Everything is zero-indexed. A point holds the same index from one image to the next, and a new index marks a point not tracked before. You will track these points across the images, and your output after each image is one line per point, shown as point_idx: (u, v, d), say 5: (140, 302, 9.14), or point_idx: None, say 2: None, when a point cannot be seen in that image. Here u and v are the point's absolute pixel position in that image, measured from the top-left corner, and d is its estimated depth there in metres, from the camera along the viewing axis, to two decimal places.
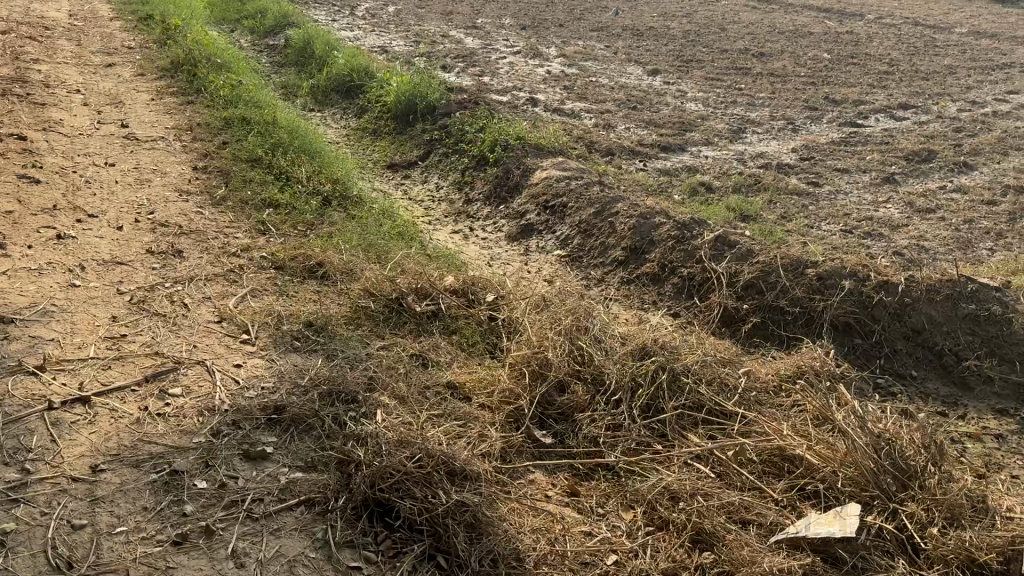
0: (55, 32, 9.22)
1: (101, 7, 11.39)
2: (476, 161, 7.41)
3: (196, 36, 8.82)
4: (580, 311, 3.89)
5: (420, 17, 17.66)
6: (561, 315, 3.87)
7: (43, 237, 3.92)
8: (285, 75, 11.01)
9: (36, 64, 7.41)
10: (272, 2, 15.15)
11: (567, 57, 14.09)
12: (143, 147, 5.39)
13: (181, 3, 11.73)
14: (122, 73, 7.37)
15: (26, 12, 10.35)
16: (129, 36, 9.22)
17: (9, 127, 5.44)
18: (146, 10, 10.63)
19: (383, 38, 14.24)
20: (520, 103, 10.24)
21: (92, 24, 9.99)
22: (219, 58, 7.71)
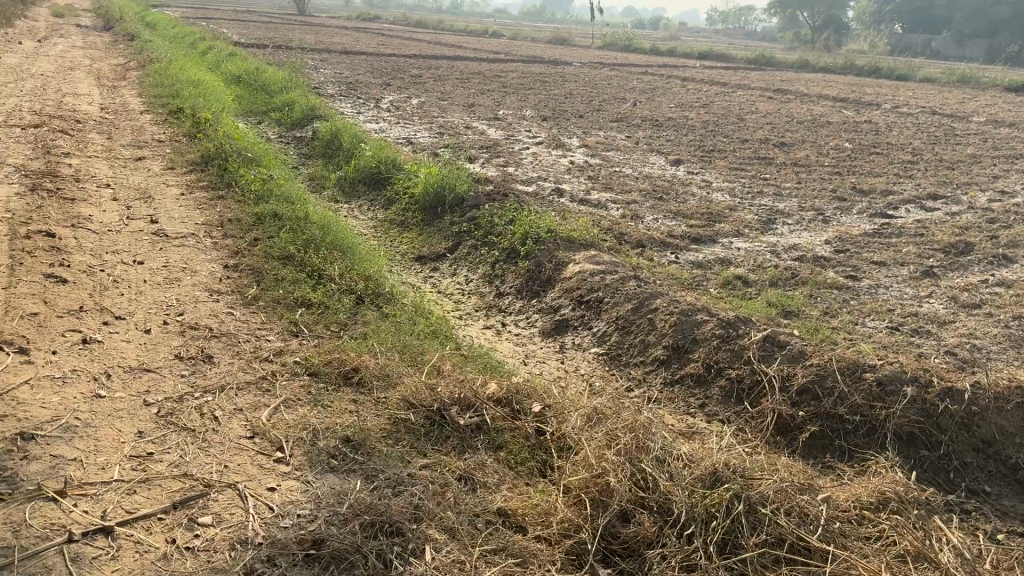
0: (88, 125, 9.34)
1: (134, 101, 11.60)
2: (506, 254, 7.16)
3: (226, 130, 8.90)
4: (642, 429, 3.64)
5: (443, 109, 17.94)
6: (618, 432, 3.61)
7: (69, 342, 3.77)
8: (311, 167, 11.08)
9: (68, 157, 7.46)
10: (300, 95, 15.49)
11: (590, 147, 14.15)
12: (172, 243, 5.30)
13: (212, 97, 11.96)
14: (152, 167, 7.38)
15: (61, 106, 10.54)
16: (161, 129, 9.33)
17: (38, 224, 5.37)
18: (178, 103, 10.82)
19: (408, 130, 14.43)
20: (546, 193, 10.15)
21: (125, 117, 10.14)
22: (250, 152, 7.74)
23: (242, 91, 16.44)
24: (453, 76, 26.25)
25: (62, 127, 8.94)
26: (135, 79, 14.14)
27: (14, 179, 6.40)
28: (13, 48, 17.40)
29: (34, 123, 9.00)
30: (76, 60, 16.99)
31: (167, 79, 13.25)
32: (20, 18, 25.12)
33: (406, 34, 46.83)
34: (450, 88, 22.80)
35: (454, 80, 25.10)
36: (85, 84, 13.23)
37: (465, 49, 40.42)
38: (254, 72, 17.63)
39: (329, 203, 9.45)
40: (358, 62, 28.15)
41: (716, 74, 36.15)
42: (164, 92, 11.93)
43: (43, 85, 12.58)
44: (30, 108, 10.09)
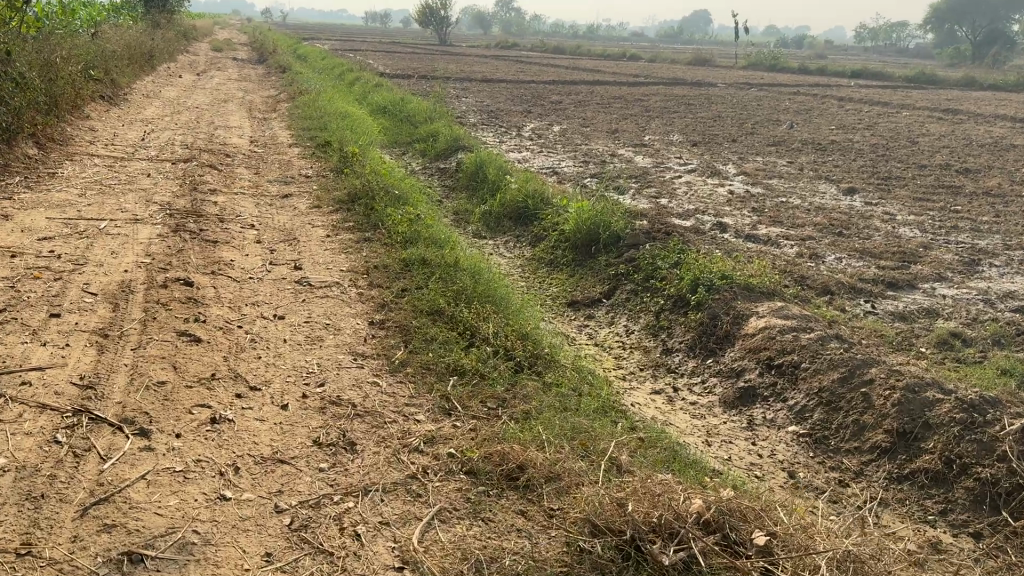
0: (237, 159, 9.26)
1: (282, 133, 11.59)
2: (673, 301, 6.26)
3: (373, 167, 8.57)
4: None
5: (587, 136, 17.30)
6: None
7: (195, 422, 3.28)
8: (455, 201, 10.65)
9: (215, 194, 7.26)
10: (444, 124, 15.29)
11: (749, 174, 13.08)
12: (315, 294, 4.82)
13: (359, 129, 11.82)
14: (297, 205, 7.06)
15: (212, 140, 10.60)
16: (307, 163, 9.11)
17: (178, 271, 5.04)
18: (326, 136, 10.69)
19: (553, 158, 13.85)
20: (708, 227, 9.23)
21: (272, 151, 10.04)
22: (397, 190, 7.31)
23: (388, 122, 16.46)
24: (594, 101, 25.62)
25: (211, 162, 8.87)
26: (284, 111, 14.30)
27: (160, 221, 6.21)
28: (175, 83, 18.15)
29: (186, 158, 8.99)
30: (231, 93, 17.49)
31: (315, 111, 13.28)
32: (185, 54, 26.49)
33: (545, 60, 46.74)
34: (592, 113, 22.16)
35: (595, 105, 24.46)
36: (237, 117, 13.44)
37: (605, 73, 39.79)
38: (399, 102, 17.67)
39: (474, 240, 8.92)
40: (499, 89, 28.02)
41: (874, 94, 33.82)
42: (312, 125, 11.88)
43: (199, 118, 12.84)
44: (183, 142, 10.18)
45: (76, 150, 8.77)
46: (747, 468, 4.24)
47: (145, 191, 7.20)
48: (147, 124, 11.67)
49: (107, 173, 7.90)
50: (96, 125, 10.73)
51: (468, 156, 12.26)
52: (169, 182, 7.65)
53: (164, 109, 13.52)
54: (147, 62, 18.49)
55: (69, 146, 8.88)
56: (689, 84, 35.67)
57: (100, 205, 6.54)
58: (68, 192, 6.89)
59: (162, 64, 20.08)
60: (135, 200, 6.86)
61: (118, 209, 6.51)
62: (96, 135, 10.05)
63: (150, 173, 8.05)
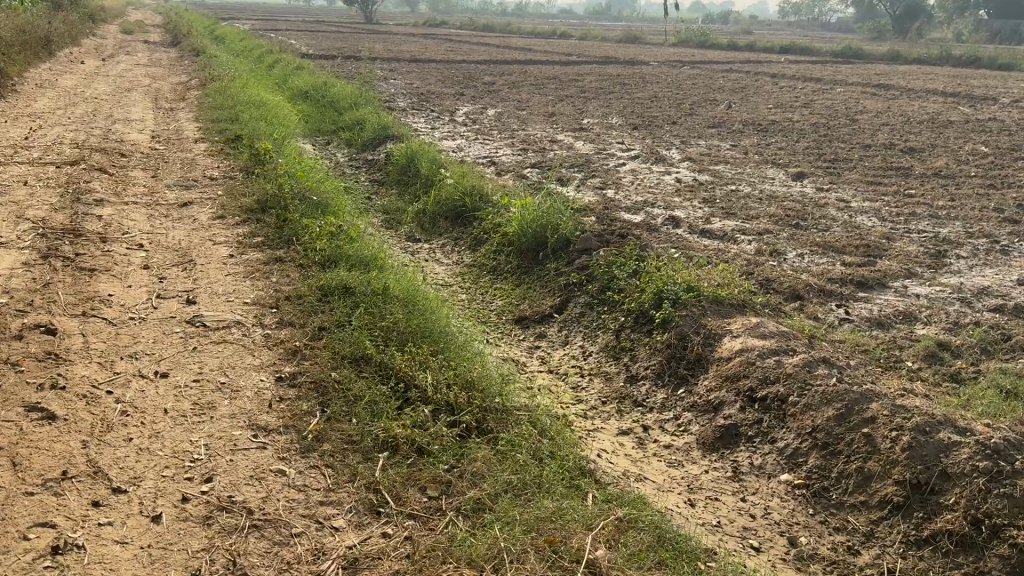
0: (135, 159, 8.21)
1: (189, 126, 10.49)
2: (635, 317, 5.54)
3: (289, 165, 7.63)
4: None
5: (523, 120, 16.51)
6: None
7: (30, 557, 2.43)
8: (383, 199, 9.74)
9: (100, 205, 6.25)
10: (371, 111, 14.29)
11: (694, 159, 12.48)
12: (210, 341, 3.94)
13: (278, 120, 10.81)
14: (199, 216, 6.11)
15: (109, 136, 9.47)
16: (215, 163, 8.11)
17: (39, 313, 4.10)
18: (240, 129, 9.67)
19: (489, 147, 13.03)
20: (660, 223, 8.57)
21: (177, 147, 8.99)
22: (318, 195, 6.42)
23: (310, 109, 15.37)
24: (528, 81, 24.80)
25: (102, 163, 7.80)
26: (194, 100, 13.11)
27: (28, 242, 5.20)
28: (75, 69, 16.66)
29: (73, 159, 7.90)
30: (136, 80, 16.12)
31: (228, 99, 12.17)
32: (90, 37, 24.67)
33: (476, 39, 45.66)
34: (526, 95, 21.35)
35: (528, 86, 23.65)
36: (141, 107, 12.23)
37: (538, 53, 38.96)
38: (322, 87, 16.55)
39: (406, 245, 8.08)
40: (428, 71, 26.95)
41: (805, 70, 33.79)
42: (225, 115, 10.81)
43: (97, 110, 11.60)
44: (74, 139, 9.04)
45: None
46: (740, 538, 3.58)
47: (17, 203, 6.15)
48: (34, 118, 10.42)
49: None
50: None
51: (398, 147, 11.35)
52: (48, 190, 6.60)
53: (57, 100, 12.21)
54: (42, 47, 16.93)
55: None
56: (623, 62, 35.13)
57: None
58: None
59: (60, 48, 18.46)
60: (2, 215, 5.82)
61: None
62: None
63: (27, 179, 6.96)
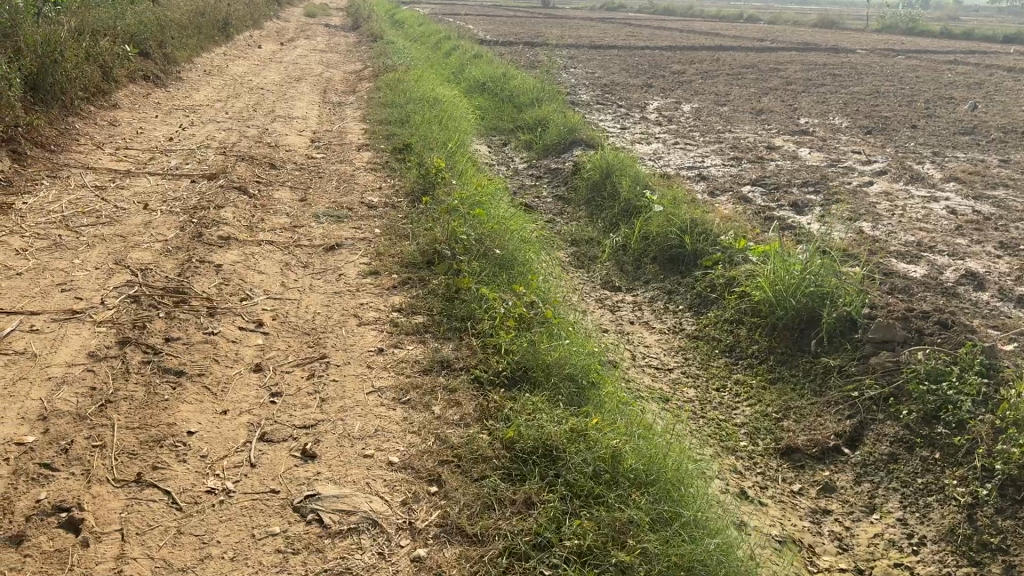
0: (285, 172, 6.84)
1: (354, 128, 9.12)
2: (1002, 488, 3.48)
3: (463, 190, 5.97)
4: None
5: (726, 119, 14.18)
6: None
7: None
8: (572, 224, 7.91)
9: (226, 246, 4.82)
10: (554, 108, 12.50)
11: (961, 179, 9.83)
12: (320, 571, 2.28)
13: (453, 121, 9.25)
14: (343, 272, 4.53)
15: (264, 138, 8.20)
16: (375, 183, 6.58)
17: (69, 475, 2.56)
18: (409, 136, 8.15)
19: (694, 154, 10.93)
20: (953, 281, 6.26)
21: (336, 156, 7.57)
22: (502, 244, 4.68)
23: (487, 104, 13.83)
24: (723, 71, 22.18)
25: (244, 178, 6.45)
26: (364, 94, 11.82)
27: (112, 310, 3.77)
28: (249, 55, 15.94)
29: (213, 171, 6.60)
30: (307, 68, 15.11)
31: (398, 95, 10.76)
32: (271, 19, 24.31)
33: (660, 23, 42.87)
34: (724, 87, 18.84)
35: (724, 77, 21.06)
36: (307, 101, 11.03)
37: (728, 39, 35.78)
38: (501, 78, 14.98)
39: (603, 295, 6.21)
40: (611, 58, 24.88)
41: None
42: (393, 115, 9.36)
43: (259, 103, 10.49)
44: (224, 142, 7.82)
45: (69, 161, 6.50)
46: None
47: (126, 239, 4.83)
48: (189, 113, 9.37)
49: (88, 200, 5.56)
50: (122, 118, 8.49)
51: (589, 157, 9.49)
52: (168, 219, 5.25)
53: (220, 91, 11.23)
54: (218, 30, 16.26)
55: (60, 155, 6.61)
56: (826, 48, 31.44)
57: (33, 272, 4.17)
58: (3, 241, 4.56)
59: (237, 31, 17.86)
60: (99, 258, 4.47)
61: (59, 280, 4.12)
62: (113, 133, 7.79)
63: (151, 200, 5.69)
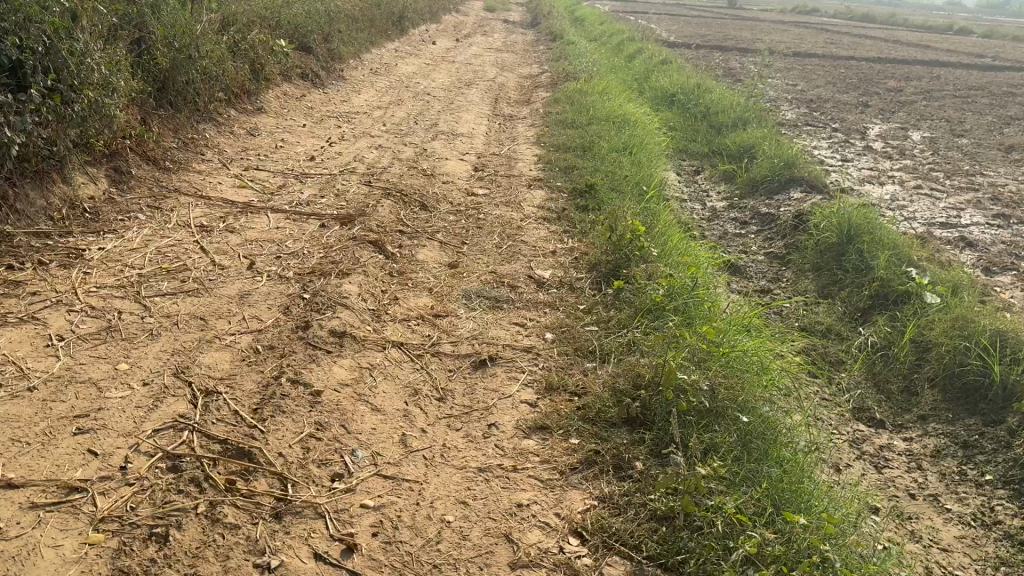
0: (435, 217, 5.43)
1: (525, 152, 7.63)
2: None
3: (670, 271, 4.25)
4: None
5: (973, 156, 11.58)
6: None
7: None
8: (798, 299, 6.00)
9: (336, 346, 3.39)
10: (762, 132, 10.49)
11: None
12: None
13: (647, 153, 7.56)
14: (494, 419, 2.97)
15: (419, 163, 6.88)
16: (548, 244, 5.01)
17: None
18: (594, 173, 6.54)
19: (944, 203, 8.69)
20: None
21: (501, 195, 6.10)
22: (748, 403, 2.98)
23: (678, 120, 11.99)
24: (949, 92, 19.13)
25: (383, 225, 5.07)
26: (539, 107, 10.35)
27: (127, 488, 2.39)
28: (421, 51, 14.91)
29: (348, 212, 5.27)
30: (480, 69, 13.86)
31: (580, 113, 9.17)
32: (450, 12, 23.46)
33: (866, 30, 38.97)
34: (956, 112, 15.96)
35: (952, 98, 18.09)
36: (474, 113, 9.69)
37: (945, 51, 31.80)
38: (696, 90, 13.06)
39: (856, 434, 4.35)
40: (812, 68, 22.24)
41: None
42: (574, 141, 7.78)
43: (421, 113, 9.25)
44: (370, 167, 6.55)
45: (181, 185, 5.38)
46: None
47: (207, 323, 3.51)
48: (343, 122, 8.22)
49: (183, 249, 4.34)
50: (265, 126, 7.43)
51: (815, 206, 7.52)
52: (271, 291, 3.91)
53: (381, 95, 10.11)
54: (391, 25, 15.35)
55: (174, 175, 5.51)
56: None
57: (53, 384, 2.87)
58: (44, 317, 3.35)
59: (412, 24, 16.94)
60: (157, 360, 3.14)
61: (85, 404, 2.79)
62: (249, 146, 6.70)
63: (260, 252, 4.40)
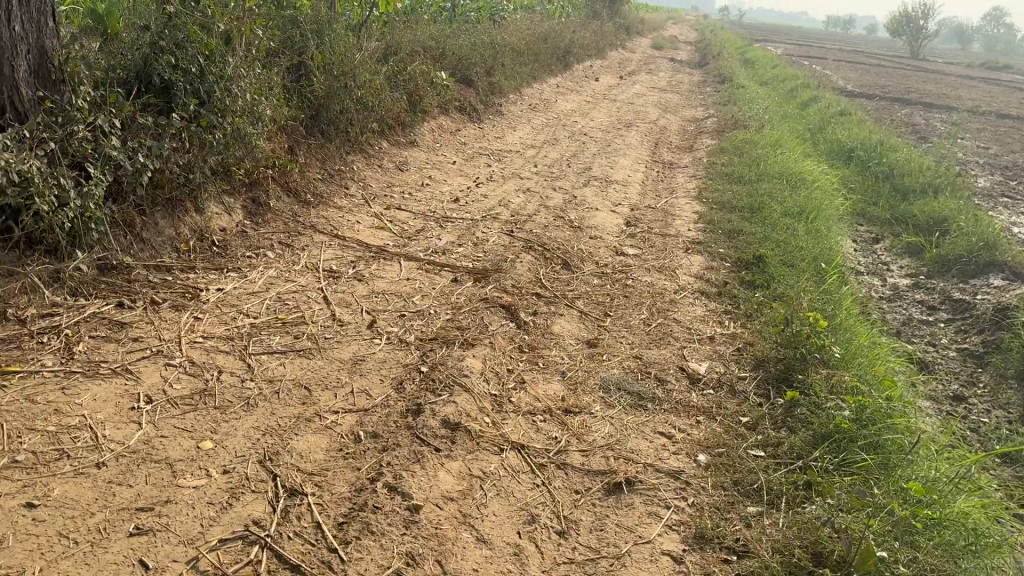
0: (579, 279, 4.90)
1: (685, 208, 6.99)
2: None
3: (859, 385, 3.52)
4: None
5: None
6: None
7: None
8: (1000, 415, 5.03)
9: (448, 440, 2.90)
10: (955, 202, 9.35)
11: None
12: None
13: (824, 221, 6.73)
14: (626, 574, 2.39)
15: (567, 212, 6.38)
16: (705, 326, 4.36)
17: None
18: (763, 241, 5.82)
19: None
20: None
21: (655, 258, 5.49)
22: None
23: (856, 179, 10.96)
24: None
25: (520, 285, 4.58)
26: (702, 156, 9.67)
27: None
28: (583, 87, 14.54)
29: (485, 266, 4.83)
30: (642, 109, 13.31)
31: (748, 167, 8.44)
32: (616, 47, 23.05)
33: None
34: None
35: None
36: (632, 158, 9.14)
37: None
38: (878, 147, 11.96)
39: None
40: (1009, 129, 20.25)
41: None
42: (741, 199, 7.07)
43: (575, 156, 8.80)
44: (516, 214, 6.12)
45: (318, 221, 5.11)
46: None
47: (309, 394, 3.10)
48: (494, 161, 7.89)
49: (304, 296, 4.01)
50: (414, 160, 7.19)
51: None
52: (387, 358, 3.48)
53: (536, 133, 9.74)
54: (556, 58, 15.08)
55: (312, 209, 5.27)
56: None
57: (125, 461, 2.52)
58: (139, 370, 3.05)
59: (576, 59, 16.64)
60: (244, 439, 2.74)
61: (152, 492, 2.41)
62: (394, 182, 6.44)
63: (383, 308, 4.01)
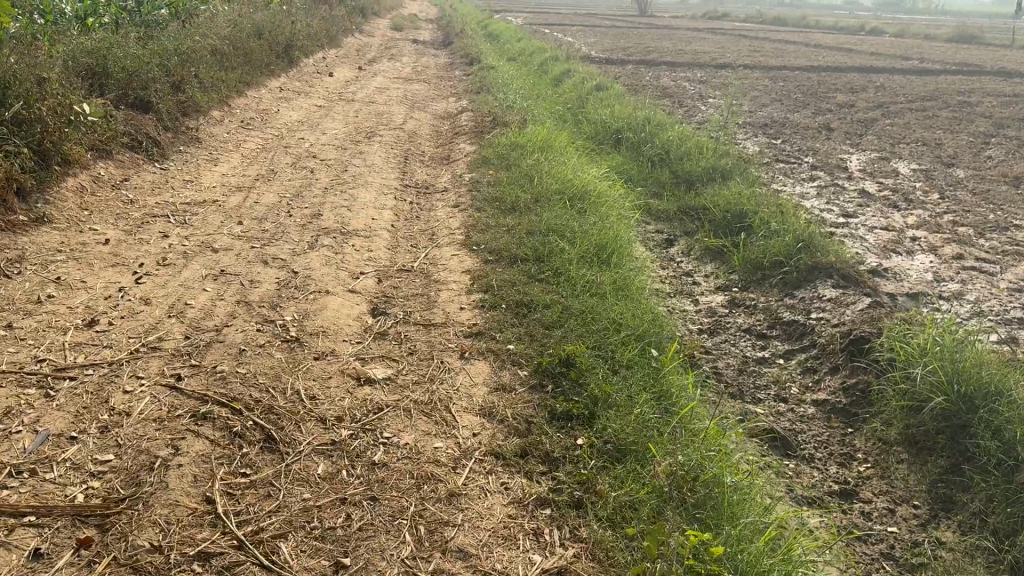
0: (288, 473, 2.95)
1: (450, 267, 5.31)
2: None
3: None
4: None
5: (982, 196, 10.26)
6: None
7: None
8: (906, 515, 4.01)
9: None
10: (751, 192, 8.43)
11: None
12: None
13: (629, 266, 5.33)
14: None
15: (282, 308, 4.47)
16: (518, 566, 2.61)
17: None
18: (569, 325, 4.20)
19: (997, 290, 6.82)
20: None
21: (414, 384, 3.73)
22: None
23: (635, 175, 9.93)
24: (901, 101, 17.59)
25: (166, 537, 2.58)
26: (463, 171, 8.01)
27: None
28: (312, 88, 12.33)
29: (109, 492, 2.77)
30: (386, 109, 11.38)
31: (521, 187, 6.90)
32: (352, 33, 20.68)
33: (786, 27, 38.01)
34: (923, 130, 14.65)
35: (908, 111, 16.53)
36: (377, 187, 7.29)
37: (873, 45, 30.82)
38: (650, 129, 11.01)
39: None
40: (752, 79, 20.53)
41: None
42: (522, 246, 5.48)
43: (299, 196, 6.80)
44: (194, 330, 4.10)
45: None
46: None
47: None
48: (184, 228, 5.71)
49: None
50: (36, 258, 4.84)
51: (890, 327, 5.28)
52: None
53: (247, 167, 7.63)
54: (275, 56, 12.70)
55: None
56: (1002, 55, 26.44)
57: None
58: None
59: (304, 52, 14.29)
60: None
61: None
62: None
63: None
